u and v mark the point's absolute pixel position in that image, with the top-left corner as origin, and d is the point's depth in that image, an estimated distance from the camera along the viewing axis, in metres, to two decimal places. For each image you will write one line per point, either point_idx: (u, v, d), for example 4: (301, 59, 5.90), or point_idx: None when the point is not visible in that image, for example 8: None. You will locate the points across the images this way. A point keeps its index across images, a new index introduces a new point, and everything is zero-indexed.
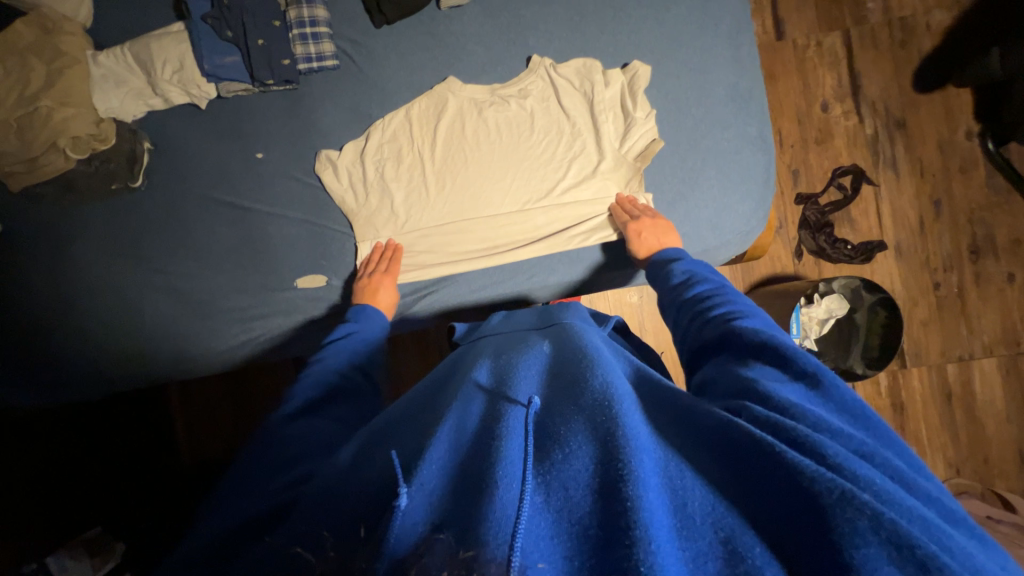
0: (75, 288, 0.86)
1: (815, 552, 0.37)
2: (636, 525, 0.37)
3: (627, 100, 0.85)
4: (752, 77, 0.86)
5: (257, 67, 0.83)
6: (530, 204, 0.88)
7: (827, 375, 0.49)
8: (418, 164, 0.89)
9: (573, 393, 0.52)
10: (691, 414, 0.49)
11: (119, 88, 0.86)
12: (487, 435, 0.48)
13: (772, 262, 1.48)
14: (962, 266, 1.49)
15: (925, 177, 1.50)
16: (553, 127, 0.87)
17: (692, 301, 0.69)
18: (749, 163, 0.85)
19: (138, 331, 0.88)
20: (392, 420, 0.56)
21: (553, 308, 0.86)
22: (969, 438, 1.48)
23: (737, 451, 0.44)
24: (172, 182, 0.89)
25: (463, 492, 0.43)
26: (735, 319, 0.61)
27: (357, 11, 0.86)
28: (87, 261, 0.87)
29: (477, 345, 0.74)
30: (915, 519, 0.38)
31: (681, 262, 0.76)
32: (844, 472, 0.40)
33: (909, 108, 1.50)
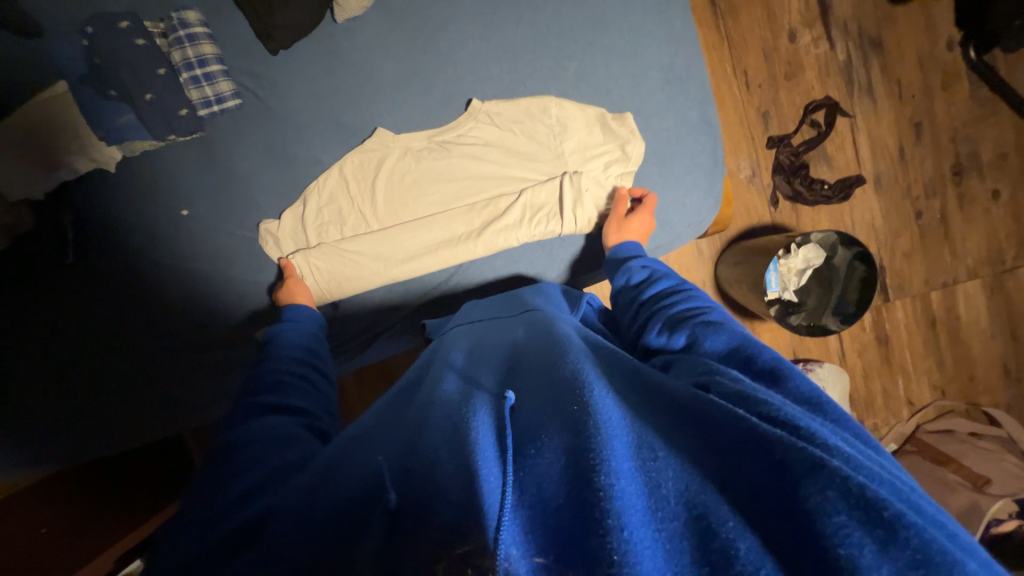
0: (33, 364, 0.84)
1: (793, 530, 0.35)
2: (608, 515, 0.35)
3: (559, 137, 0.79)
4: (690, 50, 0.79)
5: (153, 122, 0.77)
6: (487, 254, 0.82)
7: (784, 368, 0.49)
8: (363, 224, 0.82)
9: (550, 385, 0.49)
10: (660, 394, 0.48)
11: (15, 163, 0.77)
12: (458, 430, 0.45)
13: (748, 214, 1.42)
14: (945, 189, 1.43)
15: (905, 99, 1.40)
16: (492, 173, 0.81)
17: (653, 300, 0.66)
18: (694, 150, 0.80)
19: (112, 396, 0.87)
20: (370, 420, 0.54)
21: (524, 291, 0.80)
22: (955, 360, 1.49)
23: (716, 428, 0.42)
24: (104, 250, 0.85)
25: (439, 480, 0.41)
26: (698, 315, 0.59)
27: (251, 40, 0.79)
28: (39, 341, 0.84)
29: (448, 339, 0.70)
30: (883, 481, 0.37)
31: (637, 258, 0.72)
32: (821, 444, 0.39)
33: (884, 24, 1.38)
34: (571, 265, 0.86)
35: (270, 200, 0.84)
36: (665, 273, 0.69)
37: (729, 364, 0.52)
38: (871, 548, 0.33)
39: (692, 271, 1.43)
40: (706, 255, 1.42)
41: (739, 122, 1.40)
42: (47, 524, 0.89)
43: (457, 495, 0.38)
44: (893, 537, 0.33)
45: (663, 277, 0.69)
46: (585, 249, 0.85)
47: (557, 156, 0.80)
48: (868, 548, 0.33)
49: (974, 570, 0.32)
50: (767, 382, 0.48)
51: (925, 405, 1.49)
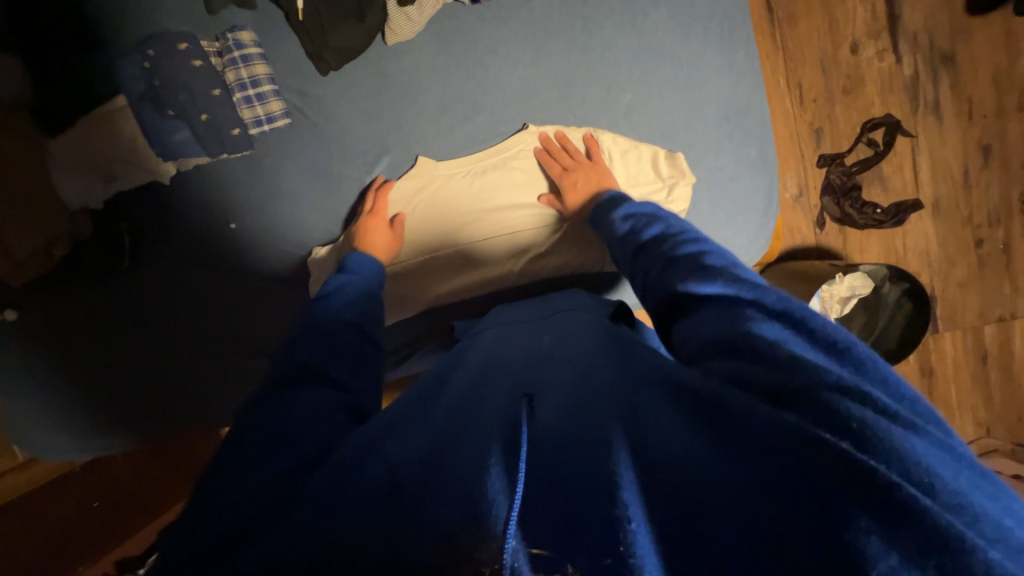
0: (85, 355, 0.90)
1: (801, 516, 0.32)
2: (615, 508, 0.34)
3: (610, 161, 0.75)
4: (751, 83, 0.75)
5: (208, 143, 0.77)
6: (521, 280, 0.82)
7: (817, 317, 0.41)
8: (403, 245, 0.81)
9: (569, 388, 0.47)
10: (657, 373, 0.45)
11: (79, 175, 0.82)
12: (463, 429, 0.44)
13: (791, 235, 1.37)
14: (1011, 217, 1.34)
15: (974, 120, 1.31)
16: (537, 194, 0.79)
17: (653, 249, 0.58)
18: (748, 187, 0.77)
19: (158, 381, 0.92)
20: (383, 408, 0.53)
21: (558, 295, 0.78)
22: (1005, 397, 1.42)
23: (716, 410, 0.38)
24: (157, 256, 0.89)
25: (439, 470, 0.40)
26: (699, 261, 0.51)
27: (301, 59, 0.79)
28: (96, 334, 0.89)
29: (480, 340, 0.68)
30: (913, 467, 0.32)
31: (624, 211, 0.65)
32: (833, 420, 0.35)
33: (959, 37, 1.28)
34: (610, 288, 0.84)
35: (316, 218, 0.86)
36: (663, 219, 0.60)
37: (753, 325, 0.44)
38: (884, 549, 0.29)
39: None
40: None
41: (788, 138, 1.34)
42: (98, 497, 0.95)
43: (467, 483, 0.37)
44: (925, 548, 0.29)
45: (661, 222, 0.61)
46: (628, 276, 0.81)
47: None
48: (894, 558, 0.29)
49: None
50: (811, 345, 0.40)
51: (967, 441, 1.43)
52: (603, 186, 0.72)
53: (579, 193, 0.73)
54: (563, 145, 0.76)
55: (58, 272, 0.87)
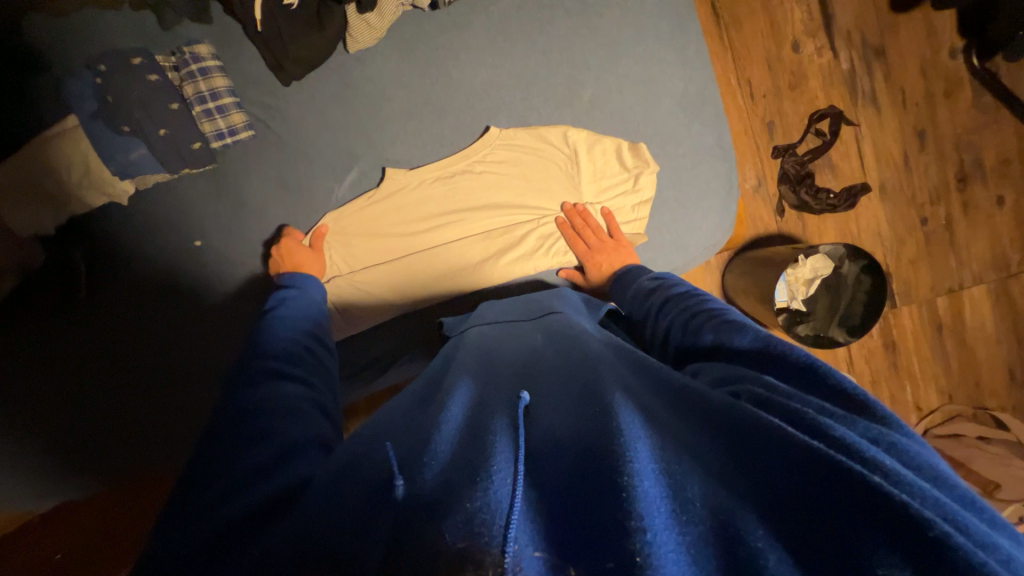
0: (46, 395, 0.84)
1: (817, 525, 0.35)
2: (631, 516, 0.34)
3: (574, 159, 0.79)
4: (703, 76, 0.79)
5: (167, 157, 0.75)
6: (498, 281, 0.82)
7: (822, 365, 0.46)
8: (375, 251, 0.81)
9: (573, 395, 0.49)
10: (684, 395, 0.47)
11: (26, 200, 0.77)
12: (473, 433, 0.43)
13: (754, 223, 1.42)
14: (949, 196, 1.44)
15: (908, 107, 1.41)
16: (507, 193, 0.80)
17: (674, 305, 0.64)
18: (709, 174, 0.80)
19: (125, 416, 0.87)
20: (381, 415, 0.52)
21: (542, 295, 0.78)
22: (961, 365, 1.50)
23: (736, 428, 0.42)
24: (117, 281, 0.85)
25: (442, 480, 0.39)
26: (718, 319, 0.57)
27: (262, 71, 0.78)
28: (54, 369, 0.84)
29: (468, 340, 0.66)
30: (927, 501, 0.35)
31: (647, 274, 0.72)
32: (847, 445, 0.38)
33: (887, 33, 1.38)
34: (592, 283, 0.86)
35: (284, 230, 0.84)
36: (678, 283, 0.67)
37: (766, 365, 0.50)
38: (894, 557, 0.33)
39: (699, 281, 1.44)
40: (713, 265, 1.43)
41: (743, 132, 1.40)
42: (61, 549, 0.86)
43: (467, 489, 0.36)
44: (924, 551, 0.32)
45: (676, 285, 0.67)
46: None
47: (572, 184, 0.80)
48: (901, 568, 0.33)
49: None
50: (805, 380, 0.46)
51: (932, 409, 1.50)
52: (626, 264, 0.76)
53: (607, 272, 0.77)
54: (585, 220, 0.79)
55: (8, 304, 0.82)
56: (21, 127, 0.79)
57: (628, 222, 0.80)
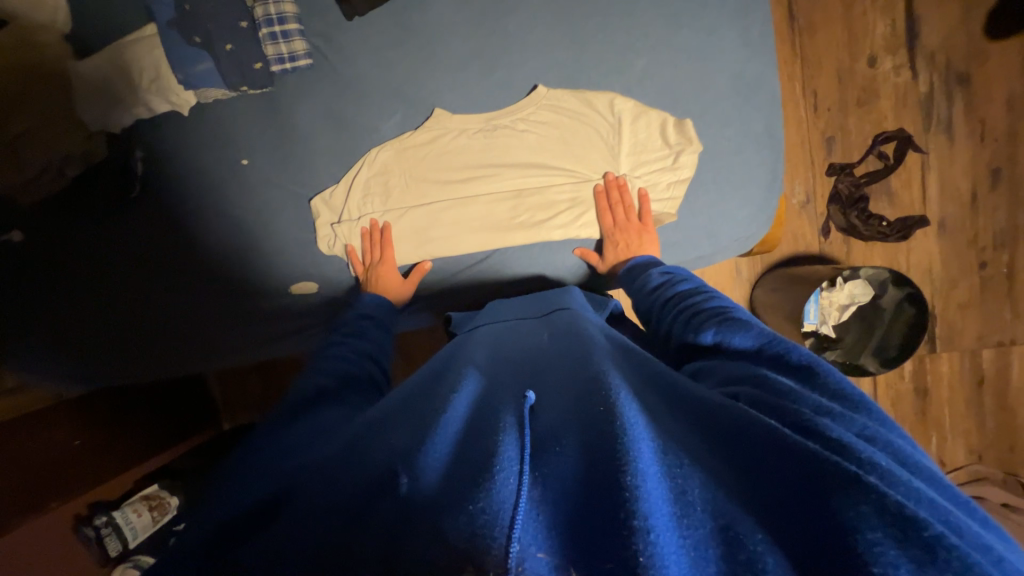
0: (90, 306, 0.91)
1: (821, 538, 0.34)
2: (632, 515, 0.35)
3: (617, 128, 0.78)
4: (766, 60, 0.77)
5: (228, 73, 0.80)
6: (523, 243, 0.83)
7: (820, 364, 0.48)
8: (409, 193, 0.83)
9: (578, 386, 0.50)
10: (689, 401, 0.48)
11: (101, 98, 0.84)
12: (482, 430, 0.45)
13: (794, 241, 1.37)
14: (1017, 243, 1.34)
15: (986, 142, 1.32)
16: (542, 153, 0.80)
17: (680, 302, 0.66)
18: (755, 163, 0.78)
19: (159, 332, 0.93)
20: (399, 401, 0.56)
21: (552, 291, 0.81)
22: (998, 425, 1.40)
23: (738, 436, 0.42)
24: (167, 190, 0.90)
25: (453, 474, 0.41)
26: (720, 316, 0.59)
27: (328, 2, 0.81)
28: (101, 274, 0.91)
29: (477, 338, 0.70)
30: (921, 501, 0.35)
31: (658, 266, 0.73)
32: (849, 454, 0.38)
33: (976, 59, 1.29)
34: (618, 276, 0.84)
35: (325, 161, 0.86)
36: (688, 278, 0.69)
37: (765, 365, 0.51)
38: (908, 567, 0.31)
39: (726, 291, 1.40)
40: (743, 277, 1.38)
41: (799, 144, 1.35)
42: (81, 438, 0.94)
43: (472, 489, 0.38)
44: (932, 558, 0.31)
45: (684, 281, 0.69)
46: None
47: (610, 154, 0.79)
48: (904, 567, 0.31)
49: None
50: (802, 378, 0.48)
51: (956, 466, 1.41)
52: (642, 251, 0.78)
53: (623, 251, 0.79)
54: (620, 192, 0.79)
55: (74, 199, 0.90)
56: (117, 33, 0.87)
57: (662, 199, 0.79)
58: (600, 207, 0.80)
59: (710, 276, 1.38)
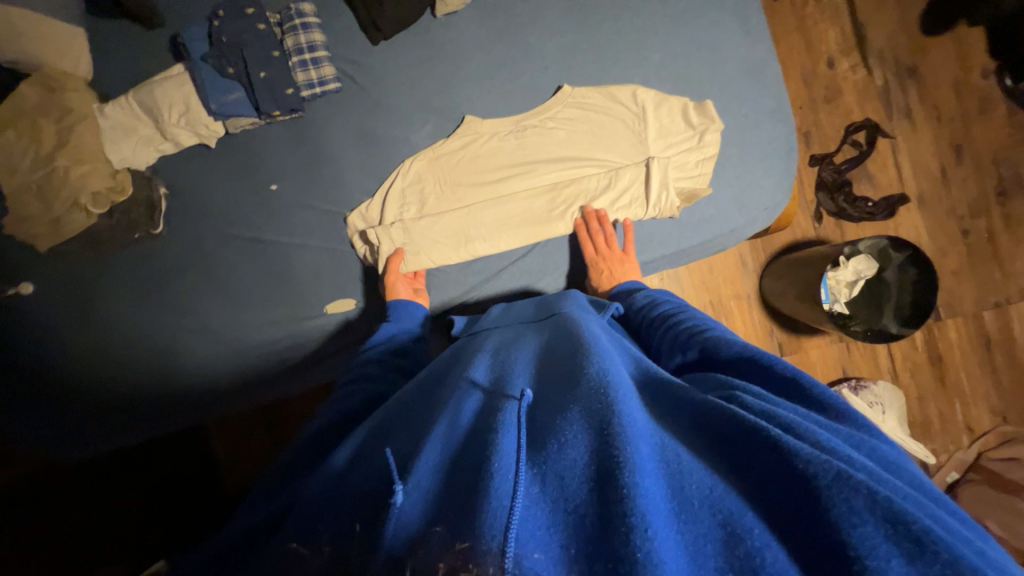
0: (60, 371, 0.85)
1: (815, 533, 0.35)
2: (630, 513, 0.34)
3: (643, 116, 0.84)
4: (765, 47, 0.86)
5: (262, 98, 0.82)
6: (564, 230, 0.86)
7: (803, 377, 0.47)
8: (448, 197, 0.86)
9: (570, 382, 0.49)
10: (679, 399, 0.48)
11: (128, 137, 0.86)
12: (477, 439, 0.44)
13: (792, 229, 1.44)
14: (990, 210, 1.45)
15: (943, 123, 1.46)
16: (572, 147, 0.85)
17: (662, 322, 0.68)
18: (769, 138, 0.85)
19: (143, 389, 0.87)
20: (386, 421, 0.54)
21: (550, 297, 0.78)
22: (1013, 384, 1.45)
23: (727, 437, 0.42)
24: (190, 225, 0.89)
25: (450, 489, 0.41)
26: (698, 333, 0.61)
27: (354, 31, 0.86)
28: (80, 331, 0.86)
29: (480, 339, 0.68)
30: (908, 499, 0.36)
31: (641, 291, 0.77)
32: (834, 453, 0.38)
33: (919, 54, 1.46)
34: (656, 256, 0.87)
35: (358, 178, 0.88)
36: (672, 300, 0.72)
37: (748, 373, 0.52)
38: (898, 562, 0.32)
39: (736, 283, 1.44)
40: (750, 267, 1.43)
41: None
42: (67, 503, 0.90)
43: (468, 499, 0.37)
44: (920, 550, 0.32)
45: (666, 302, 0.72)
46: (664, 224, 0.86)
47: (637, 141, 0.84)
48: (895, 562, 0.32)
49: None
50: (786, 393, 0.48)
51: (985, 431, 1.43)
52: (626, 279, 0.82)
53: (607, 280, 0.82)
54: (601, 224, 0.83)
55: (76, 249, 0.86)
56: (138, 77, 0.89)
57: (691, 177, 0.84)
58: (582, 236, 0.84)
59: (719, 270, 1.43)
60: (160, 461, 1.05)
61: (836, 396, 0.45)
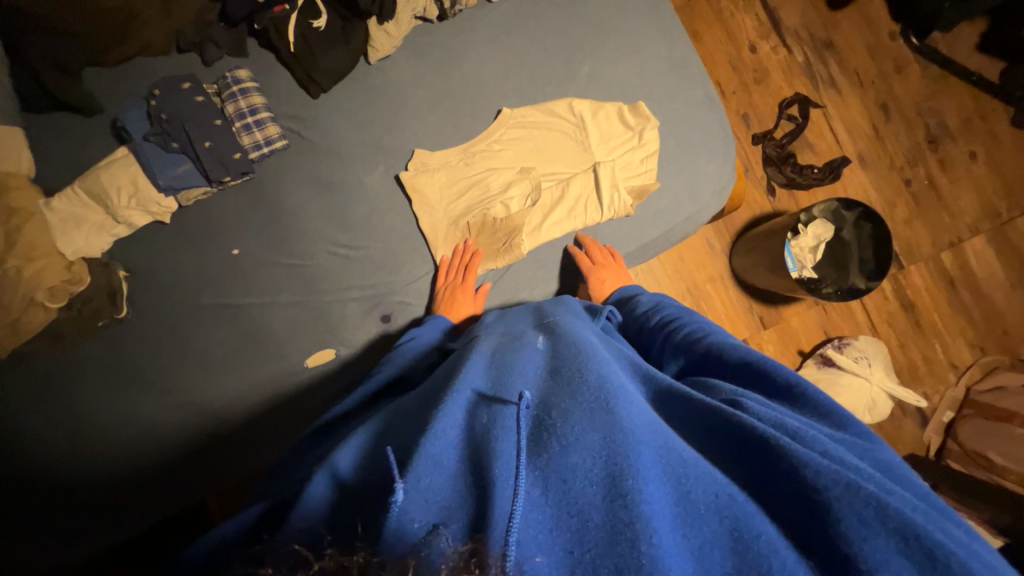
0: (42, 469, 0.82)
1: (824, 536, 0.39)
2: (637, 518, 0.36)
3: (581, 126, 0.89)
4: (681, 41, 0.91)
5: (211, 167, 0.83)
6: (531, 245, 0.88)
7: (806, 387, 0.50)
8: (415, 231, 0.90)
9: (571, 387, 0.48)
10: (682, 403, 0.50)
11: (81, 227, 0.85)
12: (478, 445, 0.44)
13: (749, 206, 1.49)
14: (925, 157, 1.54)
15: (865, 85, 1.56)
16: (520, 164, 0.89)
17: (663, 325, 0.69)
18: (706, 124, 0.90)
19: (133, 475, 0.84)
20: (388, 428, 0.52)
21: (545, 303, 0.79)
22: (984, 315, 1.51)
23: (741, 442, 0.44)
24: (156, 302, 0.88)
25: (451, 495, 0.40)
26: (702, 338, 0.62)
27: (293, 88, 0.89)
28: (59, 425, 0.83)
29: (477, 343, 0.67)
30: (912, 504, 0.40)
31: (643, 294, 0.77)
32: (840, 462, 0.42)
33: (830, 27, 1.56)
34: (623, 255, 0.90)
35: (318, 227, 0.89)
36: (674, 304, 0.72)
37: (750, 382, 0.54)
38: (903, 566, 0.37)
39: (708, 266, 1.48)
40: (717, 249, 1.48)
41: None
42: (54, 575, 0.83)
43: (472, 514, 0.38)
44: (932, 562, 0.36)
45: (668, 305, 0.73)
46: (627, 220, 0.88)
47: (583, 151, 0.90)
48: (901, 567, 0.37)
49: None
50: (793, 404, 0.50)
51: (968, 365, 1.48)
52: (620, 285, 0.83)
53: (608, 287, 0.83)
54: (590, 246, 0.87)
55: (41, 345, 0.84)
56: (83, 167, 0.88)
57: (640, 174, 0.88)
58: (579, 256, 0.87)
59: (689, 256, 1.47)
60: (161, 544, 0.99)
61: (846, 411, 0.48)
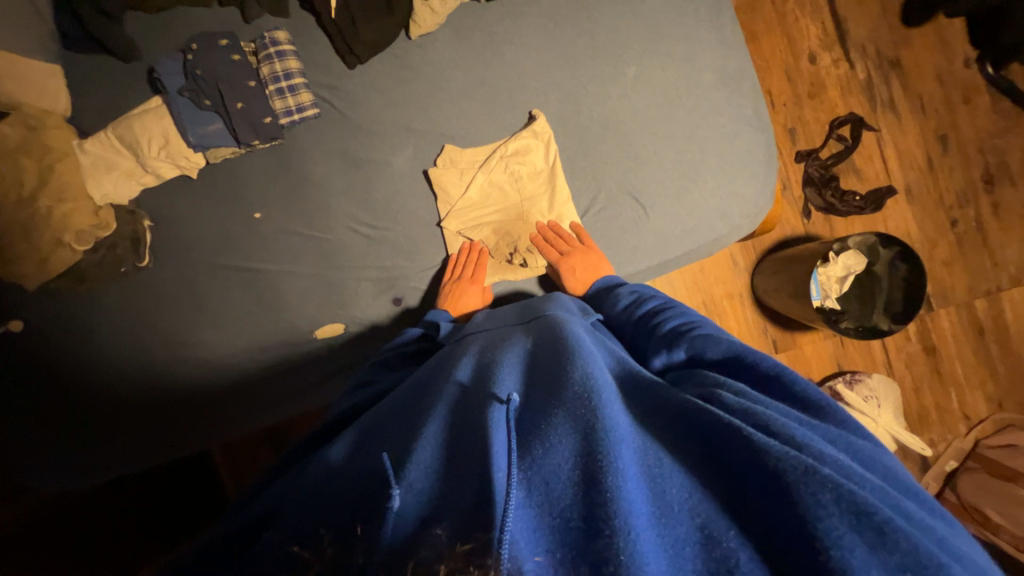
0: (56, 402, 0.86)
1: (781, 527, 0.38)
2: (614, 516, 0.36)
3: (621, 131, 0.87)
4: (740, 55, 0.90)
5: (241, 130, 0.83)
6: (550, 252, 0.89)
7: (787, 373, 0.50)
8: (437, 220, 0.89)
9: (555, 382, 0.50)
10: (662, 398, 0.49)
11: (110, 172, 0.86)
12: (468, 445, 0.45)
13: (782, 226, 1.44)
14: (978, 198, 1.46)
15: (927, 113, 1.46)
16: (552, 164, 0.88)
17: (648, 316, 0.69)
18: (750, 143, 0.88)
19: (140, 417, 0.87)
20: (372, 425, 0.54)
21: (535, 299, 0.78)
22: (1009, 370, 1.45)
23: (707, 434, 0.44)
24: (178, 256, 0.89)
25: (443, 496, 0.42)
26: (689, 329, 0.61)
27: (330, 56, 0.88)
28: (76, 363, 0.86)
29: (463, 343, 0.68)
30: (880, 494, 0.39)
31: (625, 286, 0.77)
32: (810, 452, 0.40)
33: (900, 45, 1.46)
34: (642, 267, 0.88)
35: (341, 200, 0.88)
36: (658, 295, 0.72)
37: (733, 373, 0.54)
38: (863, 549, 0.35)
39: (728, 283, 1.44)
40: (741, 267, 1.43)
41: None
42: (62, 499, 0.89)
43: (450, 509, 0.40)
44: (883, 539, 0.35)
45: (651, 297, 0.72)
46: (654, 235, 0.87)
47: (634, 158, 0.87)
48: (860, 550, 0.35)
49: (960, 574, 0.34)
50: (772, 390, 0.50)
51: (983, 419, 1.44)
52: (599, 269, 0.83)
53: (579, 279, 0.83)
54: (556, 232, 0.86)
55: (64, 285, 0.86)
56: (117, 112, 0.88)
57: (670, 190, 0.87)
58: (540, 246, 0.87)
59: (710, 270, 1.43)
60: (194, 482, 1.07)
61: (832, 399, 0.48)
